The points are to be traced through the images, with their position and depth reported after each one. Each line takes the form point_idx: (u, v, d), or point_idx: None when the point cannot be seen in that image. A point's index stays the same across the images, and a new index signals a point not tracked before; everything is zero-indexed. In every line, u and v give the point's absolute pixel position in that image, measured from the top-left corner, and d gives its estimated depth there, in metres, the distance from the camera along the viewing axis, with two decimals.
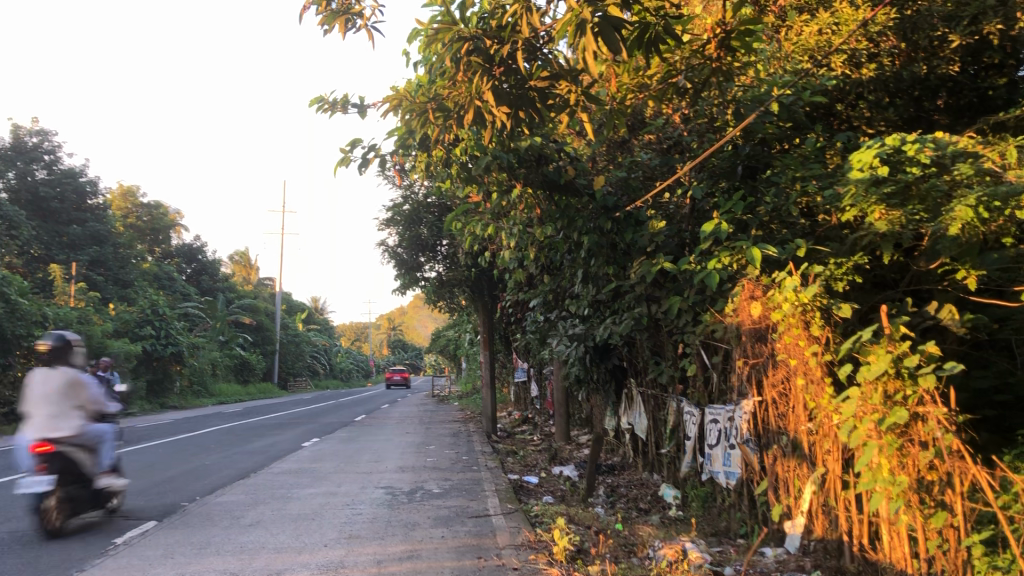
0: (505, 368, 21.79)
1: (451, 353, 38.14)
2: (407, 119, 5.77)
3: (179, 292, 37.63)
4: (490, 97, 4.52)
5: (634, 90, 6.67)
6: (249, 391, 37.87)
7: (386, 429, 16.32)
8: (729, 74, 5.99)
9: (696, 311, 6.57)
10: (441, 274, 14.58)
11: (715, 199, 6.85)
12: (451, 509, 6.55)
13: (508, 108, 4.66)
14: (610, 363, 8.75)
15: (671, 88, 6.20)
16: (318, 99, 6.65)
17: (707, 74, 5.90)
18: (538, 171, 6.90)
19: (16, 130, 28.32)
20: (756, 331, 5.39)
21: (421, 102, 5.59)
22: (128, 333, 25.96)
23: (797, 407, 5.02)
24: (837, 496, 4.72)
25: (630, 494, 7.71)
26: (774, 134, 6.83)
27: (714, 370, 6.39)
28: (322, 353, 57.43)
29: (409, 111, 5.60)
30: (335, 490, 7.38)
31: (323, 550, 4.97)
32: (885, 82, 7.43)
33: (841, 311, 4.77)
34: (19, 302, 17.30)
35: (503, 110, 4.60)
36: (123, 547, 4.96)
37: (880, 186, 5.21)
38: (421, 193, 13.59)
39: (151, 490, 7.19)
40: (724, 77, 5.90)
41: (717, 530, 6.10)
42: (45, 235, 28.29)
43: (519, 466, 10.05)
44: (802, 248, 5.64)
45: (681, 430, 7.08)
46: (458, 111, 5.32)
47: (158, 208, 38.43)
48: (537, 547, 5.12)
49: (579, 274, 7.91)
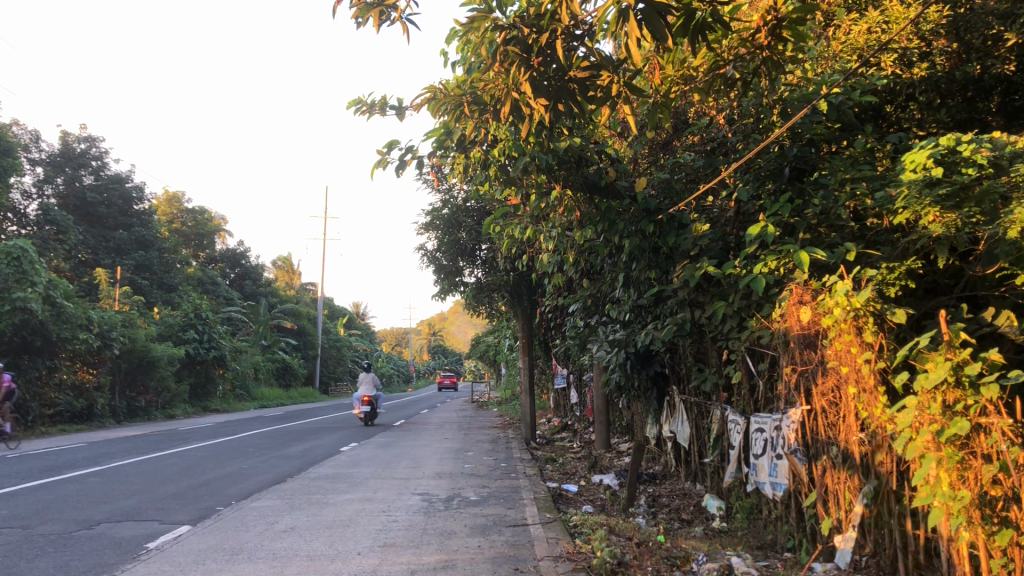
0: (545, 374, 21.62)
1: (491, 360, 38.08)
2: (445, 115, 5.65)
3: (223, 296, 38.06)
4: (529, 89, 4.39)
5: (680, 82, 6.60)
6: (290, 395, 38.11)
7: (425, 435, 16.28)
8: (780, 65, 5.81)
9: (741, 317, 6.36)
10: (480, 279, 14.50)
11: (761, 202, 6.66)
12: (488, 517, 6.43)
13: (547, 100, 4.53)
14: (652, 371, 8.55)
15: (720, 80, 5.94)
16: (356, 100, 6.58)
17: (757, 64, 5.70)
18: (578, 173, 6.78)
19: (64, 137, 28.80)
20: (805, 338, 5.21)
21: (457, 95, 5.48)
22: (172, 336, 26.25)
23: (847, 416, 4.83)
24: (891, 511, 4.51)
25: (672, 504, 7.52)
26: (824, 135, 6.63)
27: (760, 377, 6.20)
28: (363, 358, 57.75)
29: (445, 106, 5.49)
30: (372, 496, 7.30)
31: (356, 558, 4.87)
32: (936, 82, 7.14)
33: (895, 317, 4.58)
34: (64, 305, 17.54)
35: (542, 103, 4.46)
36: (156, 553, 4.87)
37: (935, 188, 5.06)
38: (461, 197, 13.54)
39: (187, 494, 7.15)
40: (775, 67, 5.73)
41: (763, 543, 5.90)
42: (92, 240, 28.74)
43: (558, 474, 9.91)
44: (852, 252, 5.43)
45: (725, 439, 6.86)
46: (495, 107, 5.20)
47: (202, 214, 38.92)
48: (576, 558, 4.96)
49: (621, 278, 7.75)
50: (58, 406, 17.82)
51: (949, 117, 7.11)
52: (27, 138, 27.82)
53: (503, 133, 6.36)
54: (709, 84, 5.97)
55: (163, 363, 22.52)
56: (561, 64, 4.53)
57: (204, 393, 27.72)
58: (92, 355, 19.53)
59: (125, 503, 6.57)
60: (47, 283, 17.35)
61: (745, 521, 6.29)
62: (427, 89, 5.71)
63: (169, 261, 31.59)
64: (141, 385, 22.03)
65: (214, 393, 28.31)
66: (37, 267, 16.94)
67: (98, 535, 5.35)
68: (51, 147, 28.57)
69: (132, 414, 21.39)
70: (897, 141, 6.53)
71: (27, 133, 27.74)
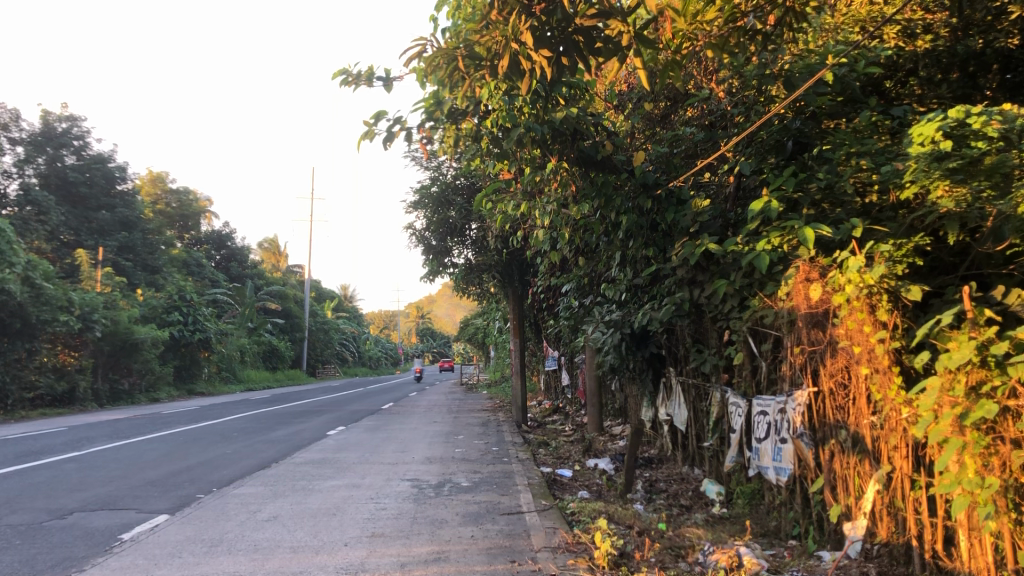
0: (535, 356, 21.42)
1: (480, 342, 37.76)
2: (436, 69, 5.33)
3: (208, 278, 37.62)
4: (530, 38, 4.13)
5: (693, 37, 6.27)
6: (276, 377, 37.84)
7: (414, 417, 16.05)
8: (803, 16, 5.51)
9: (742, 296, 6.11)
10: (470, 259, 14.25)
11: (763, 176, 6.40)
12: (481, 505, 6.19)
13: (549, 52, 4.27)
14: (647, 352, 8.31)
15: (738, 33, 5.62)
16: (342, 71, 6.27)
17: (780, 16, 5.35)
18: (574, 146, 6.48)
19: (45, 116, 28.28)
20: (813, 316, 4.98)
21: (450, 47, 5.18)
22: (156, 319, 25.85)
23: (859, 399, 4.61)
24: (905, 498, 4.29)
25: (670, 490, 7.29)
26: (828, 107, 6.36)
27: (763, 358, 5.97)
28: (350, 341, 57.32)
29: (435, 59, 5.18)
30: (360, 482, 7.06)
31: (342, 550, 4.61)
32: (937, 56, 6.75)
33: (909, 294, 4.34)
34: (43, 286, 17.15)
35: (542, 53, 4.22)
36: (129, 545, 4.60)
37: (944, 161, 4.77)
38: (450, 174, 13.23)
39: (167, 481, 6.88)
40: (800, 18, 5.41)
41: (766, 530, 5.67)
42: (74, 221, 28.27)
43: (552, 458, 9.69)
44: (858, 227, 5.16)
45: (725, 422, 6.62)
46: (491, 60, 4.90)
47: (187, 195, 38.46)
48: (576, 550, 4.72)
49: (616, 257, 7.52)
50: (39, 390, 17.51)
51: (951, 91, 6.69)
52: (6, 117, 27.30)
53: (496, 102, 6.04)
54: (727, 38, 5.63)
55: (147, 346, 22.22)
56: (563, 10, 4.22)
57: (189, 376, 27.39)
58: (73, 338, 19.18)
59: (101, 491, 6.30)
60: (26, 264, 16.98)
61: (746, 506, 6.08)
62: (414, 42, 5.21)
63: (153, 242, 31.17)
64: (125, 368, 21.72)
65: (199, 375, 28.00)
66: (16, 248, 16.59)
67: (69, 526, 5.07)
68: (31, 127, 28.04)
69: (116, 397, 21.08)
70: (903, 113, 6.23)
71: (7, 111, 27.23)
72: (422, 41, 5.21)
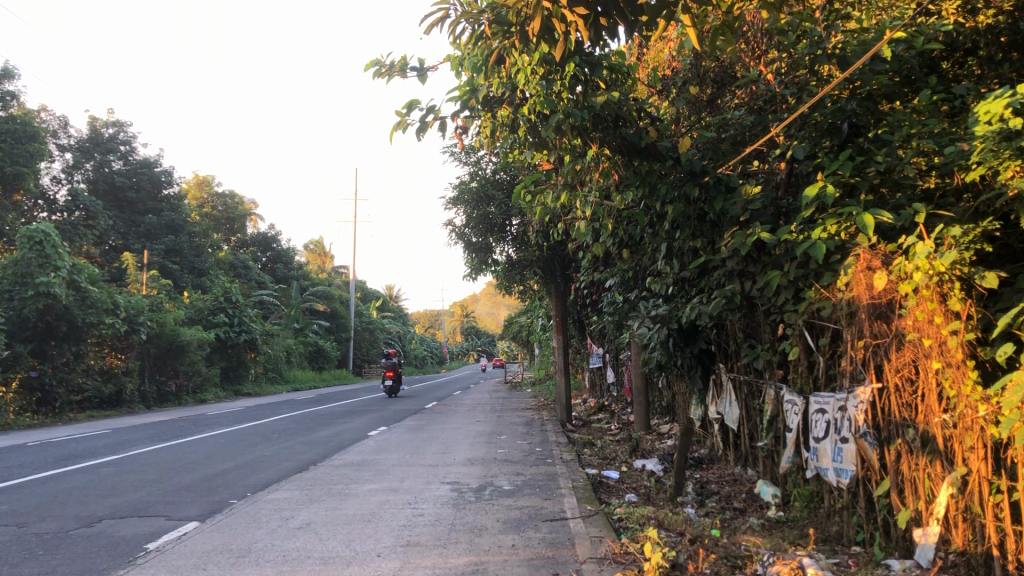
0: (580, 354, 21.13)
1: (524, 340, 37.39)
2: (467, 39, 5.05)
3: (255, 280, 37.89)
4: None
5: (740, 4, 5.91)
6: (322, 378, 37.95)
7: (457, 417, 15.85)
8: None
9: (798, 287, 5.76)
10: (512, 256, 13.95)
11: (817, 161, 6.03)
12: (524, 510, 5.93)
13: (585, 10, 3.99)
14: (696, 348, 7.98)
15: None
16: (374, 62, 6.06)
17: None
18: (616, 133, 6.21)
19: (92, 122, 28.68)
20: (876, 308, 4.63)
21: (481, 13, 4.89)
22: (202, 321, 26.01)
23: (928, 396, 4.27)
24: (984, 503, 3.94)
25: (723, 492, 6.97)
26: (885, 86, 5.97)
27: (820, 353, 5.63)
28: (395, 341, 57.60)
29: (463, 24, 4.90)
30: (398, 486, 6.84)
31: (375, 561, 4.38)
32: (997, 33, 6.04)
33: (985, 281, 4.01)
34: (89, 289, 17.24)
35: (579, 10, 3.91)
36: (154, 556, 4.42)
37: (1015, 139, 4.36)
38: (489, 169, 13.00)
39: (202, 485, 6.72)
40: None
41: (827, 535, 5.32)
42: (122, 225, 28.64)
43: (597, 459, 9.39)
44: (921, 212, 4.77)
45: (781, 420, 6.27)
46: (522, 26, 4.62)
47: (232, 198, 38.79)
48: (624, 561, 4.44)
49: (662, 249, 7.21)
50: (85, 392, 17.62)
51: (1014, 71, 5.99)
52: (55, 124, 27.69)
53: (533, 88, 5.78)
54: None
55: (193, 348, 22.32)
56: None
57: (236, 377, 27.56)
58: (120, 341, 19.26)
59: (133, 497, 6.16)
60: (71, 267, 17.09)
61: (804, 510, 5.75)
62: (437, 7, 4.89)
63: (199, 245, 31.39)
64: (171, 370, 21.84)
65: (246, 376, 28.11)
66: (60, 252, 16.73)
67: (96, 534, 4.93)
68: (79, 133, 28.50)
69: (163, 399, 21.19)
70: (965, 91, 5.76)
71: (55, 118, 27.65)
72: (445, 6, 4.89)
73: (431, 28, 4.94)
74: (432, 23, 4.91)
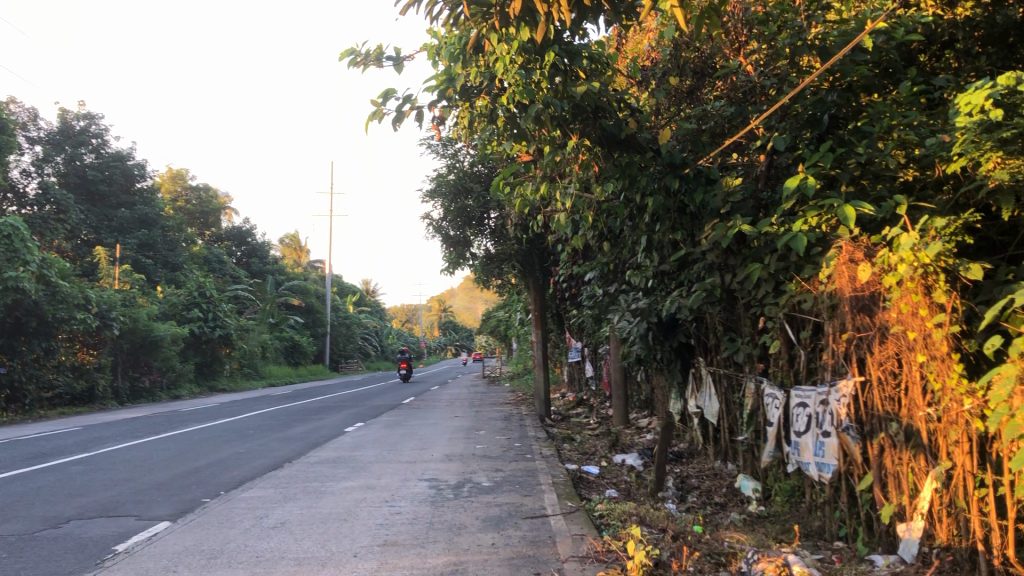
0: (558, 348, 21.06)
1: (502, 334, 37.29)
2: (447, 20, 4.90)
3: (229, 274, 37.51)
4: None
5: None
6: (298, 373, 37.68)
7: (435, 412, 15.77)
8: None
9: (778, 280, 5.70)
10: (490, 250, 13.85)
11: (798, 153, 5.96)
12: (503, 507, 5.85)
13: None
14: (675, 341, 7.91)
15: None
16: (350, 51, 5.94)
17: None
18: (596, 124, 6.13)
19: (63, 114, 28.20)
20: (859, 300, 4.56)
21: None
22: (175, 316, 25.70)
23: (912, 389, 4.21)
24: (969, 498, 3.90)
25: (703, 487, 6.93)
26: (865, 77, 5.91)
27: (802, 347, 5.58)
28: (372, 335, 57.34)
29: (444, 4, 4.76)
30: (375, 483, 6.74)
31: (351, 562, 4.27)
32: (974, 26, 6.00)
33: (970, 273, 3.94)
34: (59, 284, 16.98)
35: None
36: (123, 559, 4.30)
37: (997, 131, 4.30)
38: (467, 161, 13.02)
39: (174, 484, 6.57)
40: None
41: (809, 530, 5.28)
42: (93, 219, 28.23)
43: (576, 454, 9.33)
44: (903, 203, 4.70)
45: (761, 415, 6.23)
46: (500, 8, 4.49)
47: (207, 192, 38.36)
48: (607, 559, 4.36)
49: (642, 242, 7.13)
50: (57, 389, 17.35)
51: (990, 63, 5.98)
52: (24, 116, 27.19)
53: (512, 77, 5.67)
54: None
55: (167, 343, 22.06)
56: None
57: (211, 372, 27.29)
58: (92, 336, 18.99)
59: (103, 496, 6.00)
60: (41, 262, 16.79)
61: (785, 505, 5.71)
62: None
63: (173, 239, 31.03)
64: (145, 366, 21.57)
65: (220, 372, 27.84)
66: (30, 246, 16.42)
67: (64, 536, 4.79)
68: (50, 125, 28.01)
69: (136, 395, 20.91)
70: (944, 84, 5.72)
71: (25, 111, 27.16)
72: None
73: (408, 8, 4.78)
74: (409, 2, 4.76)
